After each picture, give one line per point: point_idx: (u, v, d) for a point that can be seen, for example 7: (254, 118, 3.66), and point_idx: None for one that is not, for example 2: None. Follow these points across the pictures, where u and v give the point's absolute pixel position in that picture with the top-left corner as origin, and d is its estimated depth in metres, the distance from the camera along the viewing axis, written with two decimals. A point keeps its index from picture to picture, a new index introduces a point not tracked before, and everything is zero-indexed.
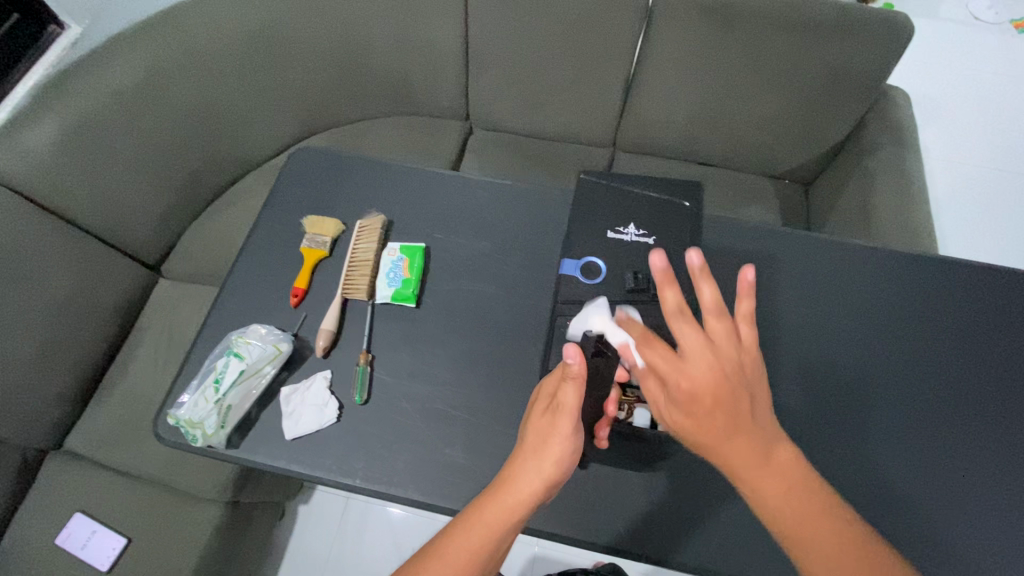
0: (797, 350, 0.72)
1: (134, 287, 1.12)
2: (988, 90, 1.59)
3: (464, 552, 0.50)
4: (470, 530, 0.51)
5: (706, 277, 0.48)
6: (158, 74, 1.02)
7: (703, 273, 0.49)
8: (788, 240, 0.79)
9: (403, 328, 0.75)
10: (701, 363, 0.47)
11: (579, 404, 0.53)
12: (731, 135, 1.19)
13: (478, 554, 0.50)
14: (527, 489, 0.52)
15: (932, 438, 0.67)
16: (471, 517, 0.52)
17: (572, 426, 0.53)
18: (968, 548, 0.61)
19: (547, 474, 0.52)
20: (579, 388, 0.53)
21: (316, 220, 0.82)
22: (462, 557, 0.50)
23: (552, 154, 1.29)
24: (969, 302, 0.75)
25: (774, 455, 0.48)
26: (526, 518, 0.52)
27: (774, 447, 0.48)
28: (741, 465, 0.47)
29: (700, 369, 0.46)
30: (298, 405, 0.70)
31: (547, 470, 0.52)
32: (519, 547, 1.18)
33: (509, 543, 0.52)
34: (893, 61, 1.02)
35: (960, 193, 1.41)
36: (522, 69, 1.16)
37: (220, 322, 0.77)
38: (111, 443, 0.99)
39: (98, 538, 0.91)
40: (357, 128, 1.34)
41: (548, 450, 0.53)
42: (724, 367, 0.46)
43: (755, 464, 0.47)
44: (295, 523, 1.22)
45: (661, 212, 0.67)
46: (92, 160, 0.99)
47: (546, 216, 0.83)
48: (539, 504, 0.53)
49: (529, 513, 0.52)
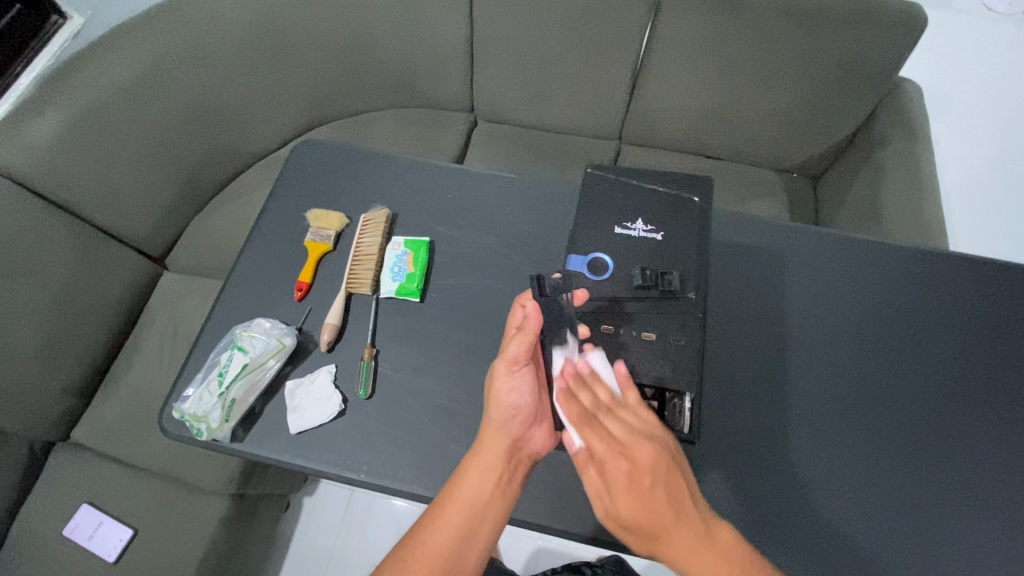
0: (808, 347, 0.71)
1: (138, 280, 1.12)
2: (1001, 83, 1.56)
3: (459, 511, 0.53)
4: (449, 496, 0.54)
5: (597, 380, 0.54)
6: (161, 66, 1.02)
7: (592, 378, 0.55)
8: (800, 236, 0.78)
9: (407, 322, 0.75)
10: (629, 445, 0.48)
11: (520, 351, 0.56)
12: (740, 128, 1.17)
13: (458, 518, 0.53)
14: (488, 437, 0.56)
15: (942, 436, 0.66)
16: (450, 485, 0.55)
17: (503, 366, 0.57)
18: (976, 545, 0.61)
19: (496, 420, 0.56)
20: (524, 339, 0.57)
21: (320, 214, 0.81)
22: (458, 519, 0.52)
23: (559, 147, 1.27)
24: (984, 300, 0.73)
25: (716, 533, 0.46)
26: (496, 468, 0.54)
27: (713, 528, 0.46)
28: (687, 549, 0.45)
29: (631, 458, 0.47)
30: (302, 399, 0.69)
31: (495, 416, 0.56)
32: (522, 541, 1.17)
33: (491, 502, 0.53)
34: (906, 54, 1.00)
35: (971, 187, 1.38)
36: (528, 59, 1.14)
37: (223, 316, 0.77)
38: (117, 435, 0.99)
39: (105, 529, 0.92)
40: (359, 121, 1.33)
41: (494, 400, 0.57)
42: (654, 441, 0.48)
43: (694, 544, 0.45)
44: (300, 515, 1.22)
45: (668, 207, 0.66)
46: (94, 154, 0.99)
47: (551, 211, 0.82)
48: (506, 448, 0.55)
49: (495, 459, 0.55)
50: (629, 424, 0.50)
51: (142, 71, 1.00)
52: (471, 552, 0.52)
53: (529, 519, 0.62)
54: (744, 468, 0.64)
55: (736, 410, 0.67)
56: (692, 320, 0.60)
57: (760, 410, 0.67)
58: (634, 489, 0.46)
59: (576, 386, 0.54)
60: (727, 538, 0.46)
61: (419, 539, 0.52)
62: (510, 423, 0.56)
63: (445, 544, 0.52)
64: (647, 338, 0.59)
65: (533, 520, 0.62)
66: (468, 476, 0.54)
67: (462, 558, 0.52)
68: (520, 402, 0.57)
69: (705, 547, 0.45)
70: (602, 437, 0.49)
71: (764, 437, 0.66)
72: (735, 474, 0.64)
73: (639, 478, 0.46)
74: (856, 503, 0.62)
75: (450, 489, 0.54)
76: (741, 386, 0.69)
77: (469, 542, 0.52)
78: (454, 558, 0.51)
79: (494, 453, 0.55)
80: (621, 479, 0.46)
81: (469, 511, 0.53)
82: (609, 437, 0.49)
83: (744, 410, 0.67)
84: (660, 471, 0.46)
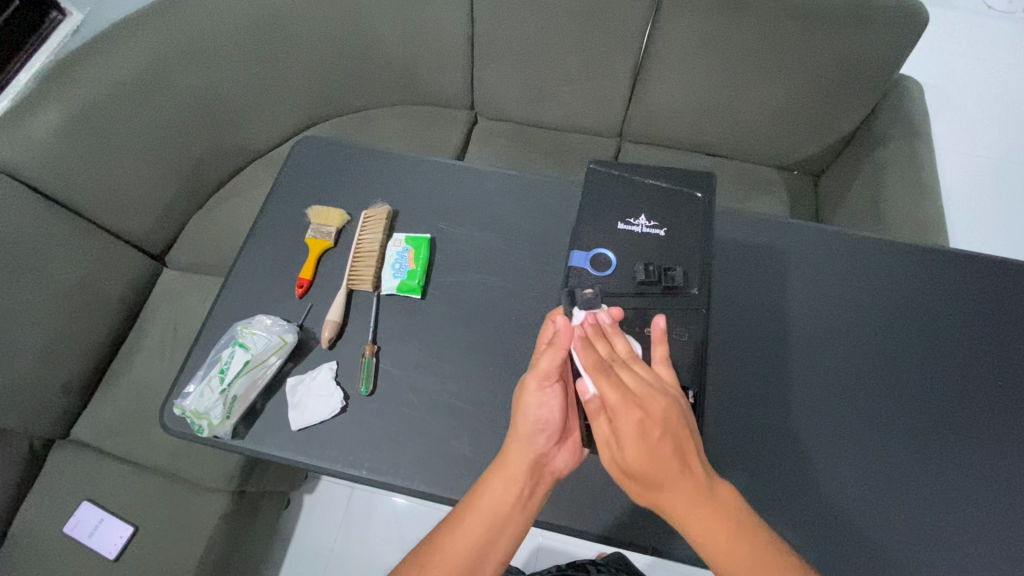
0: (810, 344, 0.71)
1: (138, 277, 1.12)
2: (1001, 81, 1.56)
3: (481, 522, 0.53)
4: (471, 505, 0.54)
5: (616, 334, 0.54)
6: (161, 62, 1.01)
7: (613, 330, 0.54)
8: (801, 233, 0.78)
9: (409, 319, 0.74)
10: (643, 396, 0.47)
11: (551, 366, 0.54)
12: (741, 126, 1.17)
13: (479, 528, 0.53)
14: (512, 450, 0.55)
15: (943, 432, 0.66)
16: (472, 495, 0.55)
17: (534, 381, 0.54)
18: (976, 541, 0.61)
19: (525, 435, 0.55)
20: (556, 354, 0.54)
21: (321, 211, 0.81)
22: (480, 530, 0.53)
23: (559, 144, 1.27)
24: (985, 297, 0.73)
25: (718, 491, 0.47)
26: (521, 482, 0.54)
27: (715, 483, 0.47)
28: (689, 502, 0.46)
29: (644, 406, 0.47)
30: (304, 396, 0.69)
31: (524, 431, 0.55)
32: (523, 538, 1.17)
33: (513, 515, 0.53)
34: (907, 51, 0.99)
35: (971, 185, 1.38)
36: (528, 56, 1.14)
37: (224, 313, 0.77)
38: (117, 433, 0.99)
39: (105, 526, 0.92)
40: (360, 119, 1.32)
41: (522, 413, 0.55)
42: (667, 397, 0.48)
43: (696, 500, 0.46)
44: (301, 513, 1.22)
45: (671, 203, 0.66)
46: (93, 150, 0.99)
47: (553, 208, 0.82)
48: (532, 461, 0.54)
49: (522, 474, 0.54)
50: (644, 377, 0.49)
51: (142, 67, 0.99)
52: (490, 560, 0.53)
53: (530, 515, 0.62)
54: (747, 465, 0.64)
55: (738, 408, 0.67)
56: (695, 317, 0.60)
57: (762, 406, 0.67)
58: (644, 438, 0.46)
59: (593, 337, 0.54)
60: (728, 496, 0.47)
61: (440, 545, 0.54)
62: (536, 440, 0.55)
63: (466, 548, 0.52)
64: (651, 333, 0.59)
65: (535, 515, 0.62)
66: (493, 490, 0.54)
67: (481, 562, 0.53)
68: (548, 418, 0.55)
69: (706, 503, 0.46)
70: (616, 386, 0.48)
71: (766, 434, 0.66)
72: (737, 471, 0.64)
73: (650, 426, 0.46)
74: (857, 499, 0.63)
75: (472, 500, 0.54)
76: (743, 383, 0.69)
77: (489, 552, 0.53)
78: (472, 566, 0.52)
79: (520, 468, 0.54)
80: (631, 428, 0.46)
81: (491, 523, 0.53)
82: (623, 386, 0.49)
83: (746, 406, 0.67)
84: (670, 425, 0.46)
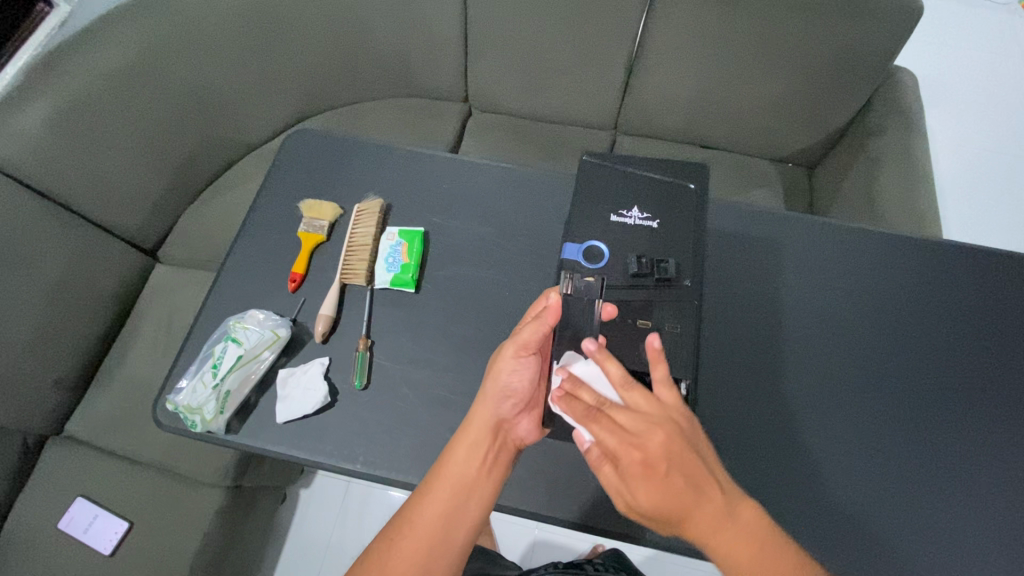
0: (803, 336, 0.71)
1: (130, 273, 1.11)
2: (995, 72, 1.56)
3: (446, 488, 0.53)
4: (439, 475, 0.54)
5: (608, 359, 0.50)
6: (151, 55, 1.00)
7: (603, 357, 0.51)
8: (794, 224, 0.78)
9: (402, 313, 0.74)
10: (642, 436, 0.46)
11: (534, 337, 0.55)
12: (736, 117, 1.16)
13: (448, 498, 0.53)
14: (479, 415, 0.56)
15: (935, 422, 0.66)
16: (440, 463, 0.55)
17: (508, 350, 0.56)
18: (967, 530, 0.61)
19: (490, 401, 0.56)
20: (538, 327, 0.55)
21: (313, 204, 0.81)
22: (445, 496, 0.53)
23: (554, 137, 1.26)
24: (978, 288, 0.73)
25: (738, 507, 0.46)
26: (487, 447, 0.55)
27: (735, 504, 0.46)
28: (710, 525, 0.45)
29: (646, 444, 0.46)
30: (293, 388, 0.69)
31: (489, 398, 0.56)
32: (520, 531, 1.18)
33: (481, 480, 0.54)
34: (902, 43, 0.99)
35: (965, 176, 1.38)
36: (522, 47, 1.13)
37: (216, 307, 0.76)
38: (111, 428, 0.99)
39: (100, 522, 0.91)
40: (353, 111, 1.31)
41: (490, 382, 0.56)
42: (669, 427, 0.47)
43: (716, 521, 0.45)
44: (297, 507, 1.22)
45: (665, 195, 0.65)
46: (82, 145, 0.98)
47: (546, 200, 0.81)
48: (497, 426, 0.56)
49: (487, 436, 0.55)
50: (640, 411, 0.48)
51: (131, 60, 0.98)
52: (457, 530, 0.53)
53: (524, 508, 0.62)
54: (739, 458, 0.64)
55: (732, 401, 0.67)
56: (687, 308, 0.60)
57: (755, 398, 0.68)
58: (649, 478, 0.45)
59: (574, 388, 0.51)
60: (749, 512, 0.46)
61: (408, 520, 0.53)
62: (501, 403, 0.56)
63: (434, 519, 0.53)
64: (643, 325, 0.59)
65: (529, 508, 0.62)
66: (456, 453, 0.55)
67: (449, 536, 0.52)
68: (515, 387, 0.56)
69: (727, 523, 0.45)
70: (613, 429, 0.48)
71: (759, 427, 0.66)
72: (731, 464, 0.64)
73: (659, 463, 0.45)
74: (849, 490, 0.63)
75: (438, 467, 0.55)
76: (737, 376, 0.69)
77: (456, 523, 0.53)
78: (441, 535, 0.52)
79: (485, 432, 0.55)
80: (636, 471, 0.46)
81: (456, 489, 0.53)
82: (624, 425, 0.48)
83: (740, 399, 0.67)
84: (676, 456, 0.45)
